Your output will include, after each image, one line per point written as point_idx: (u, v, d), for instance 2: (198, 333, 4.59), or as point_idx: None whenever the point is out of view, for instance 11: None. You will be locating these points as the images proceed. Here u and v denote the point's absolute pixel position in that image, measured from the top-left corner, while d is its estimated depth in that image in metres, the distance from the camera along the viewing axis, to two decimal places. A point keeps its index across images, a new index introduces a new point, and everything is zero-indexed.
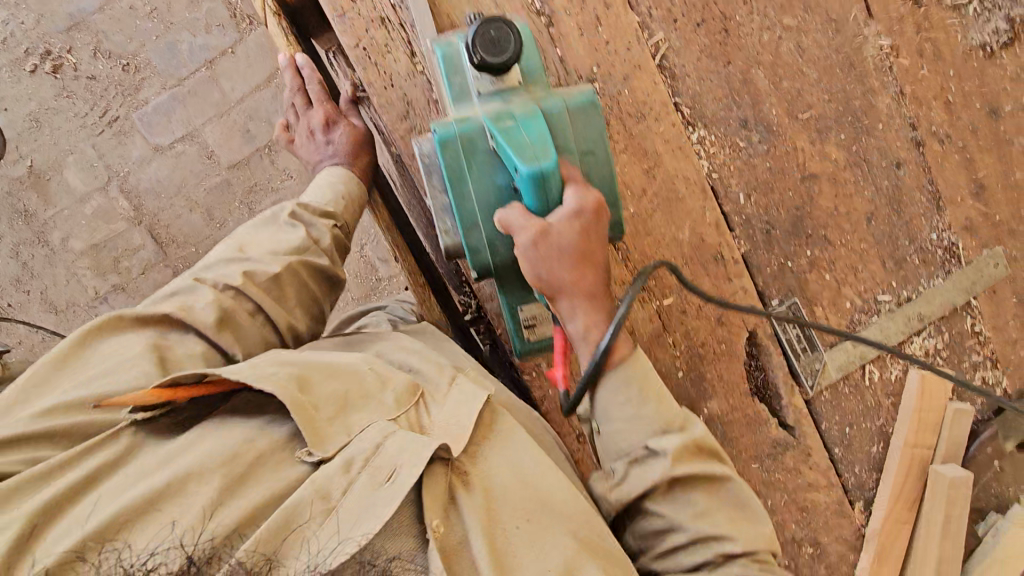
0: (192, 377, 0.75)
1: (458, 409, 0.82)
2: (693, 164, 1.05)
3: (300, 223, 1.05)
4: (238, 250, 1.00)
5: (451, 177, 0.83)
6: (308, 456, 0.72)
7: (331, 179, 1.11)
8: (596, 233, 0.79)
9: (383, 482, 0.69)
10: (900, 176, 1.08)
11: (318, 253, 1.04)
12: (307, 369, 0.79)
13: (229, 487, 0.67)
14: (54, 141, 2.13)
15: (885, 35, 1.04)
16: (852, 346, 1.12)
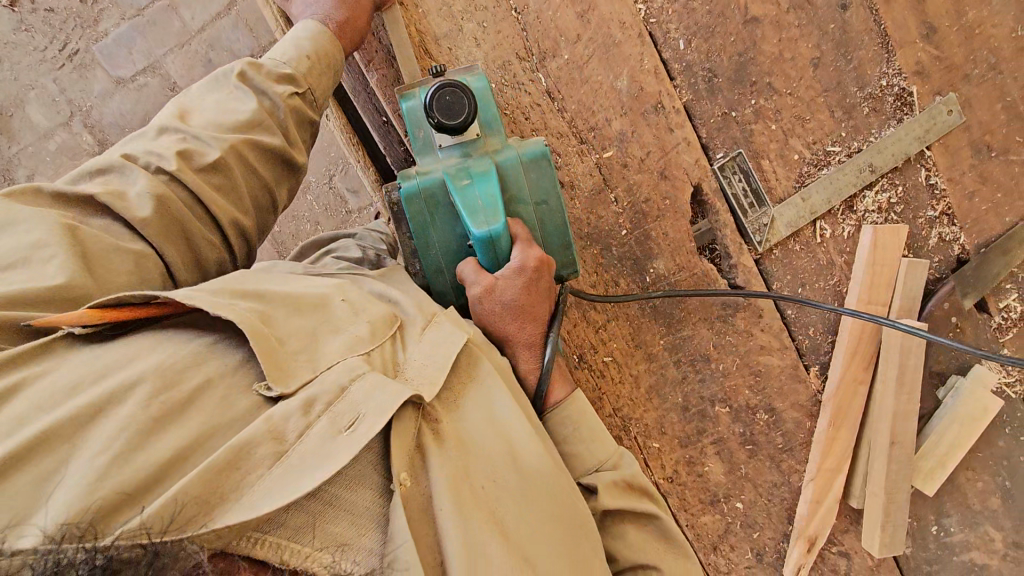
0: (137, 297, 0.65)
1: (430, 349, 0.76)
2: (628, 7, 1.01)
3: (249, 90, 0.89)
4: (182, 120, 0.85)
5: (416, 227, 0.89)
6: (266, 390, 0.64)
7: (299, 33, 0.93)
8: (538, 286, 0.86)
9: (344, 430, 0.62)
10: (847, 18, 1.04)
11: (270, 129, 0.89)
12: (271, 306, 0.71)
13: (167, 415, 0.58)
14: (15, 77, 2.11)
15: None
16: (802, 199, 1.08)
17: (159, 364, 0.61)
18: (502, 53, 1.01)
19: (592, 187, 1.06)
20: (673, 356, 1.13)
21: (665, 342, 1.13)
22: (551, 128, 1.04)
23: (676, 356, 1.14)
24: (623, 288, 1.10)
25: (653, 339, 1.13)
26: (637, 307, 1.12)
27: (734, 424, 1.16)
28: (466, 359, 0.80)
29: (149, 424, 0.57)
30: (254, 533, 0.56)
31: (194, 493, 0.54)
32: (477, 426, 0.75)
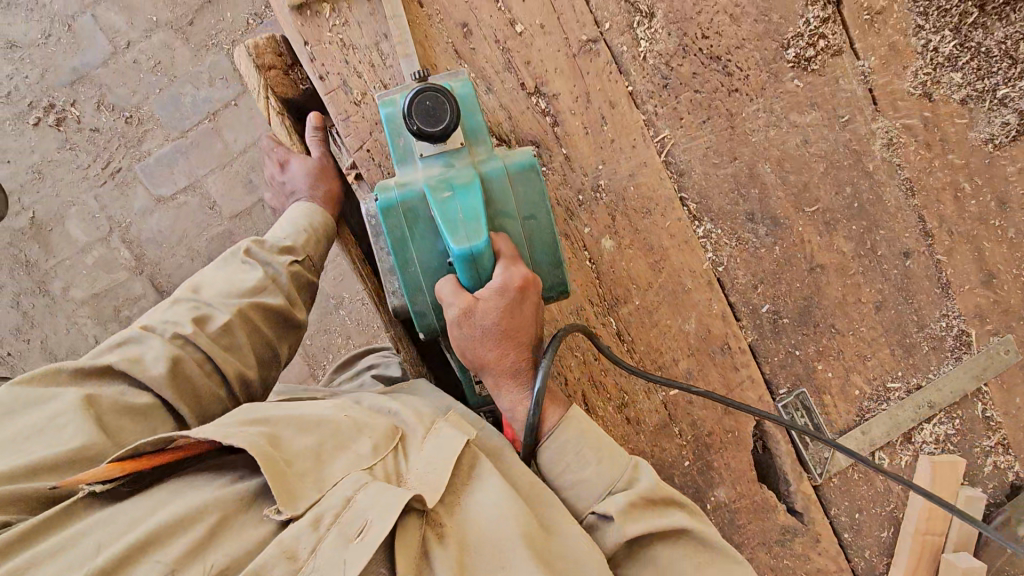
0: (152, 445, 0.69)
1: (431, 454, 0.77)
2: (698, 257, 1.04)
3: (256, 262, 0.95)
4: (192, 293, 0.91)
5: (394, 243, 0.79)
6: (276, 514, 0.66)
7: (292, 214, 1.00)
8: (522, 313, 0.78)
9: (354, 536, 0.63)
10: (908, 265, 1.08)
11: (273, 294, 0.94)
12: (278, 427, 0.74)
13: (206, 536, 0.63)
14: (57, 193, 2.13)
15: (892, 129, 1.04)
16: (862, 432, 1.10)
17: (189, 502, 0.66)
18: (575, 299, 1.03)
19: (658, 421, 1.08)
20: None
21: None
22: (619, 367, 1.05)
23: None
24: None
25: None
26: None
27: None
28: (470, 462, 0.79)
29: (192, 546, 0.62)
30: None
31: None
32: (488, 513, 0.72)
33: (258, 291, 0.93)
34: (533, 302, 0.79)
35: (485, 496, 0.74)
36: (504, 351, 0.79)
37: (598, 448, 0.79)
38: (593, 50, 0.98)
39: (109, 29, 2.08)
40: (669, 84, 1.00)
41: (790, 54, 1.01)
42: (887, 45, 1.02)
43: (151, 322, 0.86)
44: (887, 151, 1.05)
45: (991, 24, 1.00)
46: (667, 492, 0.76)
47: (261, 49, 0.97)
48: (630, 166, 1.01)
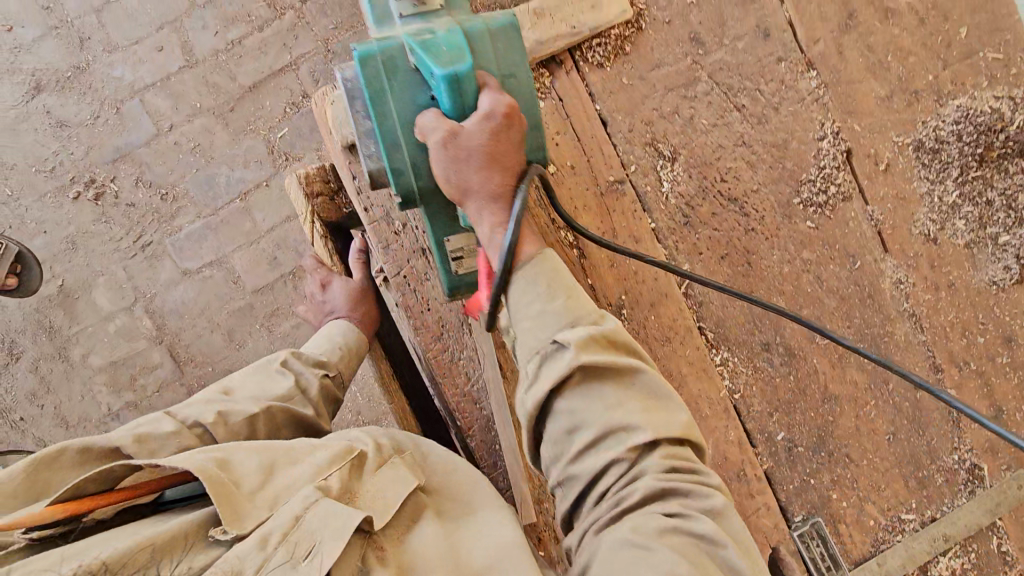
0: (99, 483, 0.72)
1: (385, 485, 0.81)
2: (716, 386, 1.08)
3: (289, 371, 0.97)
4: (221, 393, 0.91)
5: (372, 96, 0.74)
6: (221, 534, 0.69)
7: (332, 328, 1.07)
8: (510, 139, 0.70)
9: (302, 559, 0.67)
10: (919, 397, 1.11)
11: (302, 403, 0.93)
12: (228, 450, 0.77)
13: (167, 545, 0.67)
14: (87, 263, 2.21)
15: (901, 270, 1.09)
16: (878, 564, 1.09)
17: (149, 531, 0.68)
18: None
19: None
20: None
21: None
22: None
23: None
24: None
25: None
26: None
27: None
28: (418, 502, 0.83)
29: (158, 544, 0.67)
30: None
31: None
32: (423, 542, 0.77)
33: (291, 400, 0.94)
34: (519, 136, 0.71)
35: (592, 393, 0.66)
36: (489, 176, 0.70)
37: (559, 287, 0.68)
38: (619, 190, 1.06)
39: (154, 113, 2.21)
40: (689, 222, 1.07)
41: (804, 198, 1.08)
42: (894, 191, 1.09)
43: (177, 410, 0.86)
44: (897, 290, 1.09)
45: (993, 177, 1.06)
46: (632, 340, 0.69)
47: (310, 178, 1.05)
48: (651, 296, 1.06)
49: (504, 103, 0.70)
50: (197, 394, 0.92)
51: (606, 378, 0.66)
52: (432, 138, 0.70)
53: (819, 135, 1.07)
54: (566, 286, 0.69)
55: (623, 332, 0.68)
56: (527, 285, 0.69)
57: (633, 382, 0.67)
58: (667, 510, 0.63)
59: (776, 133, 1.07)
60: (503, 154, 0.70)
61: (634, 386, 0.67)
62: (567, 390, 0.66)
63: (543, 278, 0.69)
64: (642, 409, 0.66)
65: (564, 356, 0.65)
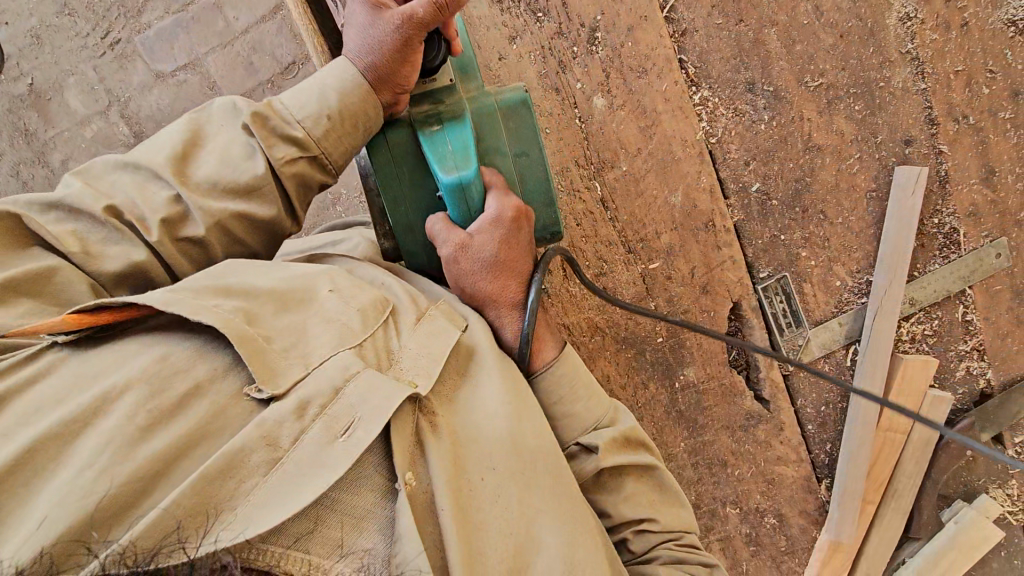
0: (121, 303, 0.57)
1: (425, 342, 0.67)
2: (692, 126, 1.01)
3: (259, 151, 0.69)
4: (184, 162, 0.68)
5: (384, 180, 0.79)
6: (256, 392, 0.56)
7: (325, 77, 0.72)
8: (517, 240, 0.76)
9: (338, 436, 0.55)
10: (908, 153, 1.04)
11: (263, 202, 0.70)
12: (255, 297, 0.62)
13: (184, 445, 0.52)
14: (54, 61, 1.76)
15: (911, 2, 0.99)
16: (838, 324, 1.11)
17: (146, 366, 0.54)
18: (562, 158, 1.01)
19: (634, 296, 1.06)
20: (691, 458, 1.15)
21: (686, 444, 1.15)
22: (600, 236, 1.04)
23: (695, 457, 1.15)
24: (651, 393, 1.13)
25: (675, 440, 1.14)
26: (663, 410, 1.13)
27: (743, 527, 1.17)
28: (464, 354, 0.71)
29: (130, 441, 0.50)
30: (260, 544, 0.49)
31: (188, 504, 0.48)
32: (484, 433, 0.65)
33: (233, 170, 0.68)
34: (527, 234, 0.78)
35: (550, 389, 0.75)
36: (504, 285, 0.76)
37: (584, 389, 0.76)
38: None
39: None
40: None
41: None
42: None
43: (120, 206, 0.65)
44: (903, 26, 0.99)
45: None
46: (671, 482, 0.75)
47: None
48: (629, 20, 0.96)
49: (511, 205, 0.75)
50: (165, 133, 0.70)
51: (627, 476, 0.73)
52: (444, 249, 0.75)
53: None
54: (588, 389, 0.76)
55: (640, 431, 0.75)
56: (555, 381, 0.75)
57: (650, 476, 0.74)
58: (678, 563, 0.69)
59: None
60: (516, 260, 0.76)
61: (650, 480, 0.74)
62: (587, 454, 0.73)
63: (566, 379, 0.75)
64: (648, 503, 0.73)
65: (591, 456, 0.72)
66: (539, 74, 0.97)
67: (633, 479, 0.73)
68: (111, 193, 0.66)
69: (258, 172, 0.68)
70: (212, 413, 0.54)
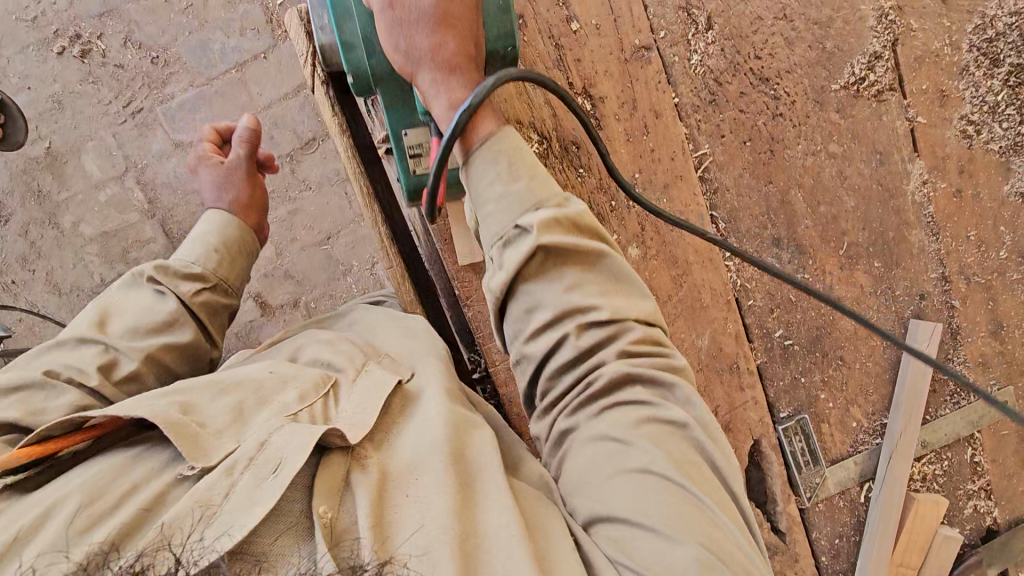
0: (61, 426, 0.66)
1: (360, 399, 0.73)
2: (720, 276, 1.05)
3: (165, 290, 0.82)
4: (96, 326, 0.78)
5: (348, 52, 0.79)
6: (189, 471, 0.62)
7: (201, 228, 0.89)
8: (465, 10, 0.69)
9: (268, 475, 0.60)
10: (922, 306, 1.09)
11: (181, 329, 0.81)
12: (194, 392, 0.71)
13: (130, 525, 0.58)
14: (74, 125, 1.98)
15: (928, 171, 1.05)
16: (853, 463, 1.14)
17: (86, 480, 0.61)
18: None
19: None
20: None
21: None
22: None
23: None
24: None
25: None
26: None
27: None
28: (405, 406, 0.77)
29: (74, 535, 0.56)
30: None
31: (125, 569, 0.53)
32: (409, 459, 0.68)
33: (148, 312, 0.80)
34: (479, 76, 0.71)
35: (486, 166, 0.66)
36: (443, 41, 0.67)
37: (521, 166, 0.66)
38: (644, 56, 0.99)
39: None
40: (715, 101, 1.01)
41: (841, 85, 1.02)
42: (937, 85, 1.03)
43: (53, 368, 0.73)
44: (920, 192, 1.05)
45: None
46: (597, 224, 0.67)
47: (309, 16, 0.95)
48: (665, 177, 1.00)
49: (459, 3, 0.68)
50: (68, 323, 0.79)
51: (567, 263, 0.65)
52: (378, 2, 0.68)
53: (869, 33, 1.02)
54: (529, 164, 0.66)
55: (589, 218, 0.66)
56: (488, 163, 0.66)
57: (601, 264, 0.66)
58: (642, 398, 0.63)
59: (822, 10, 1.01)
60: (457, 16, 0.68)
61: (601, 269, 0.66)
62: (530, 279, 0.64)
63: (504, 157, 0.66)
64: (629, 422, 0.62)
65: (527, 239, 0.63)
66: None
67: (574, 260, 0.65)
68: (44, 362, 0.74)
69: (170, 307, 0.81)
70: (151, 500, 0.60)
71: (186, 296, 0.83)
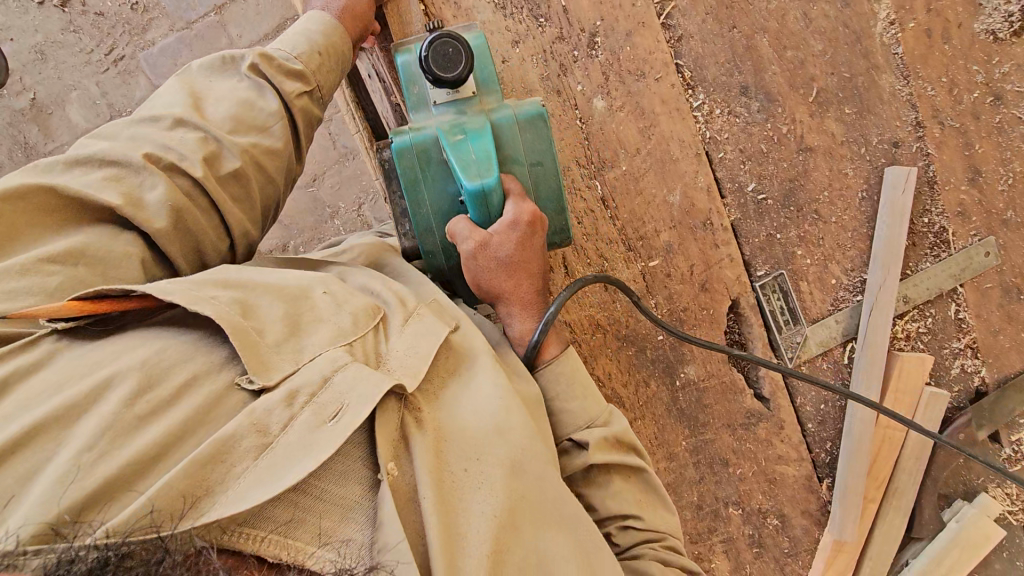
0: (119, 290, 0.61)
1: (413, 342, 0.71)
2: (689, 127, 1.04)
3: (269, 86, 0.85)
4: (196, 108, 0.81)
5: (407, 186, 0.83)
6: (247, 383, 0.60)
7: (309, 27, 0.90)
8: (533, 244, 0.81)
9: (328, 420, 0.59)
10: (897, 154, 1.08)
11: (271, 134, 0.84)
12: (253, 293, 0.67)
13: (174, 438, 0.55)
14: (59, 76, 2.00)
15: (895, 11, 1.03)
16: (834, 322, 1.13)
17: (146, 359, 0.59)
18: (567, 154, 1.04)
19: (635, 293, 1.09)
20: (693, 457, 1.14)
21: (687, 443, 1.14)
22: (600, 233, 1.06)
23: (697, 456, 1.14)
24: (652, 390, 1.12)
25: (676, 439, 1.13)
26: (664, 408, 1.13)
27: (746, 529, 1.16)
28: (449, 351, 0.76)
29: (125, 431, 0.54)
30: (240, 528, 0.52)
31: (181, 485, 0.52)
32: (464, 425, 0.70)
33: (250, 108, 0.83)
34: None
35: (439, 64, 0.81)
36: None
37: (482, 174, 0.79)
38: None
39: None
40: None
41: None
42: None
43: (154, 151, 0.75)
44: (889, 31, 1.04)
45: None
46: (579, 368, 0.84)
47: None
48: (627, 25, 1.00)
49: None
50: (163, 97, 0.82)
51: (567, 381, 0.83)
52: None
53: None
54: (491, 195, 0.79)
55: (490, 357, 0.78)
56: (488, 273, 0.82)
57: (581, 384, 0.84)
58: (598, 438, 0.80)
59: None
60: None
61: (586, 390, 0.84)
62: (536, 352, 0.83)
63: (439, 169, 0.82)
64: (635, 503, 0.80)
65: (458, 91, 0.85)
66: (541, 75, 1.00)
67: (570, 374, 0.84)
68: (143, 144, 0.76)
69: (273, 107, 0.84)
70: (206, 402, 0.58)
71: (286, 95, 0.86)
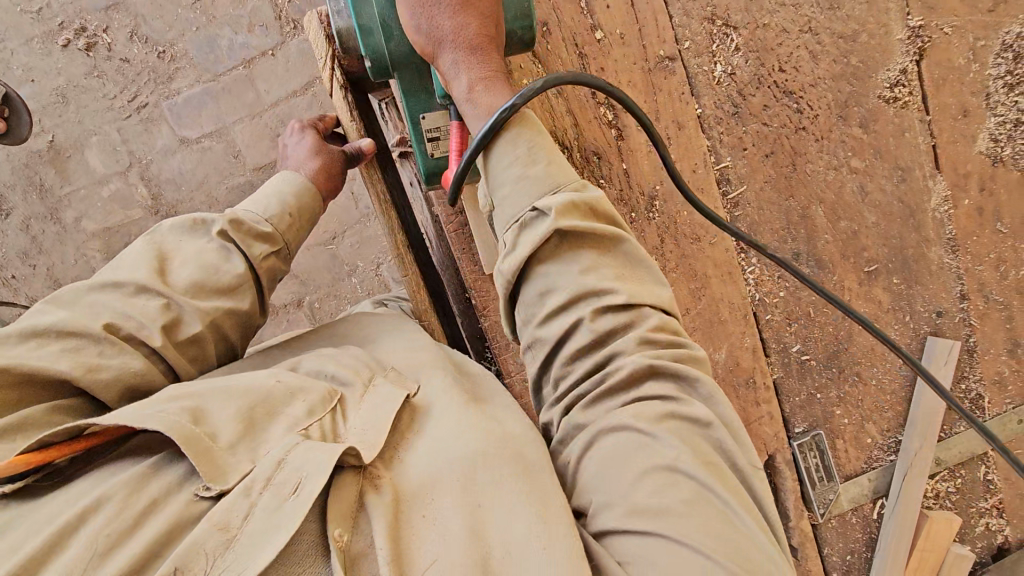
0: (63, 433, 0.59)
1: (371, 415, 0.68)
2: (740, 289, 1.04)
3: (234, 247, 0.82)
4: (160, 273, 0.76)
5: (361, 31, 0.75)
6: (205, 492, 0.57)
7: (280, 188, 0.91)
8: (488, 13, 0.69)
9: (286, 498, 0.55)
10: (940, 324, 1.08)
11: (242, 296, 0.81)
12: (207, 396, 0.65)
13: (151, 550, 0.53)
14: (79, 120, 1.85)
15: (949, 190, 1.04)
16: (867, 480, 1.14)
17: (109, 488, 0.57)
18: None
19: None
20: None
21: None
22: None
23: None
24: None
25: None
26: None
27: None
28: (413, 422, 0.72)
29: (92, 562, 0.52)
30: None
31: None
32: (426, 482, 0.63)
33: (215, 270, 0.79)
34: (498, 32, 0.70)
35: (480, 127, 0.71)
36: (463, 22, 0.67)
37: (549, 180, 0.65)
38: (668, 67, 0.97)
39: None
40: (738, 113, 1.00)
41: (870, 102, 1.01)
42: (961, 104, 1.03)
43: (114, 322, 0.71)
44: (942, 209, 1.05)
45: None
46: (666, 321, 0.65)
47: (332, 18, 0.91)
48: (686, 190, 0.99)
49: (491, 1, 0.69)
50: (127, 255, 0.78)
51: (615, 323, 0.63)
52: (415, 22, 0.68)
53: (901, 52, 1.01)
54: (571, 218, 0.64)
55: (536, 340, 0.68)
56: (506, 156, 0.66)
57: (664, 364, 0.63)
58: (665, 391, 0.61)
59: (849, 22, 1.00)
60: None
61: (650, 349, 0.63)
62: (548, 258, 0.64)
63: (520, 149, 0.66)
64: (613, 275, 0.64)
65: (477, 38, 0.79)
66: None
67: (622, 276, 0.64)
68: (99, 315, 0.71)
69: (239, 268, 0.80)
70: (173, 521, 0.56)
71: (253, 259, 0.83)
